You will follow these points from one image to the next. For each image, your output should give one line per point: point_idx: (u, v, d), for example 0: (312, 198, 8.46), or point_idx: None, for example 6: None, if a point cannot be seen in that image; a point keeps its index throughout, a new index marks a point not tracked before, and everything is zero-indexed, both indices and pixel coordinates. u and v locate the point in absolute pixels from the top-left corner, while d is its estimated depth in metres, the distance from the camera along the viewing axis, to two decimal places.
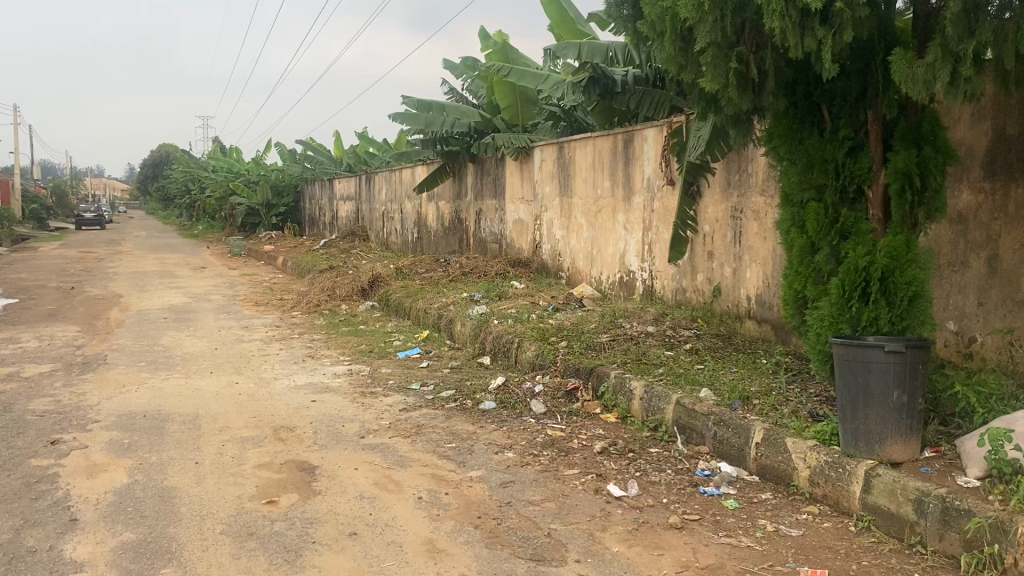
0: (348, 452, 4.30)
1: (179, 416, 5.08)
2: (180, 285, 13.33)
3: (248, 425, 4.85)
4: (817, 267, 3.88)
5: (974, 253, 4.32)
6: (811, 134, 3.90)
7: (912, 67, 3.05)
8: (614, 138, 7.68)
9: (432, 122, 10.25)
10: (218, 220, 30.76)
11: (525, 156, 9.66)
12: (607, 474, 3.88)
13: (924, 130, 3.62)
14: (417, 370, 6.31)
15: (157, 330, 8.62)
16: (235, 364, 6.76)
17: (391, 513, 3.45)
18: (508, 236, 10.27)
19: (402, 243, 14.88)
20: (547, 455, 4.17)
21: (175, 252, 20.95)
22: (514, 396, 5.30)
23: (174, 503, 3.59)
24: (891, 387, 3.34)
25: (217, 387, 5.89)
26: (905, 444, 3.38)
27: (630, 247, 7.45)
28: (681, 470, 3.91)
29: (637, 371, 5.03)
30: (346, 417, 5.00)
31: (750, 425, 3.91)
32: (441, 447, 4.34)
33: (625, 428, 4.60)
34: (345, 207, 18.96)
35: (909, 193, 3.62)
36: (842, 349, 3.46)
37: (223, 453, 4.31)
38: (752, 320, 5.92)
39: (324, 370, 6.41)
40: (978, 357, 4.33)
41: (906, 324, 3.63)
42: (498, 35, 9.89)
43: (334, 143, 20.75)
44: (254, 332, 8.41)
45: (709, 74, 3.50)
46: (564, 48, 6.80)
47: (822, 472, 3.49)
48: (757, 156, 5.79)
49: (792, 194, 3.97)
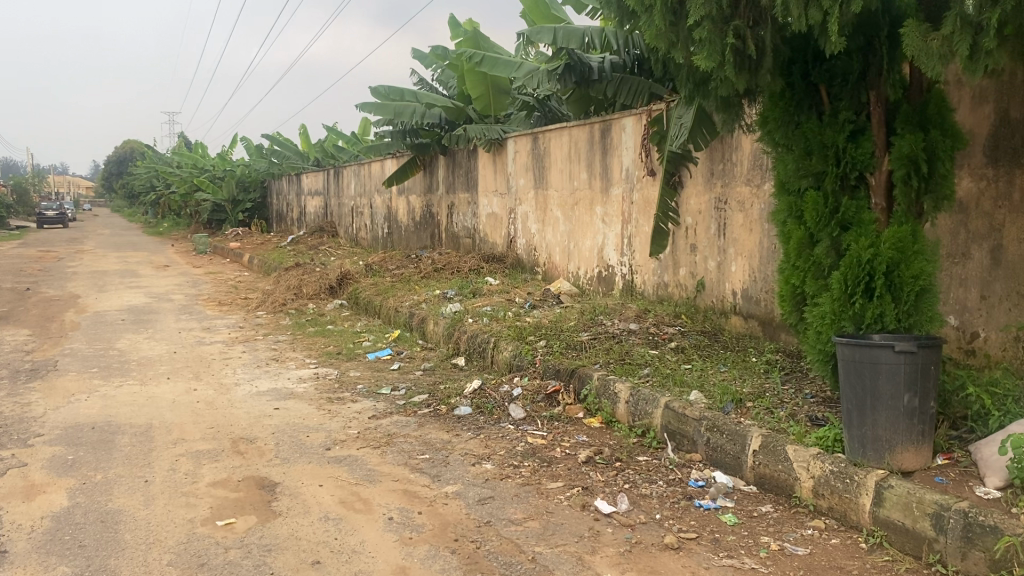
0: (313, 466, 3.97)
1: (130, 428, 4.71)
2: (142, 284, 12.84)
3: (204, 437, 4.50)
4: (816, 261, 3.61)
5: (976, 244, 4.08)
6: (808, 117, 3.63)
7: (926, 40, 2.78)
8: (590, 127, 7.40)
9: (401, 112, 9.87)
10: (183, 217, 30.13)
11: (498, 148, 9.35)
12: (594, 487, 3.58)
13: (930, 112, 3.36)
14: (389, 373, 5.99)
15: (113, 332, 8.20)
16: (194, 368, 6.38)
17: (359, 538, 3.13)
18: (481, 231, 9.96)
19: (372, 239, 14.51)
20: (529, 466, 3.87)
21: (139, 251, 20.42)
22: (491, 400, 4.99)
23: (117, 530, 3.23)
24: (901, 390, 3.07)
25: (174, 394, 5.52)
26: (917, 452, 3.12)
27: (609, 240, 7.18)
28: (673, 482, 3.62)
29: (621, 373, 4.73)
30: (311, 426, 4.66)
31: (746, 431, 3.64)
32: (413, 459, 4.02)
33: (610, 434, 4.32)
34: (313, 202, 18.54)
35: (915, 179, 3.36)
36: (848, 349, 3.19)
37: (175, 470, 3.96)
38: (738, 316, 5.66)
39: (288, 375, 6.05)
40: (981, 353, 4.10)
41: (913, 321, 3.38)
42: (469, 22, 9.55)
43: (301, 137, 20.28)
44: (216, 334, 8.00)
45: (704, 51, 3.22)
46: (538, 31, 6.43)
47: (827, 483, 3.22)
48: (742, 144, 5.52)
49: (788, 182, 3.70)
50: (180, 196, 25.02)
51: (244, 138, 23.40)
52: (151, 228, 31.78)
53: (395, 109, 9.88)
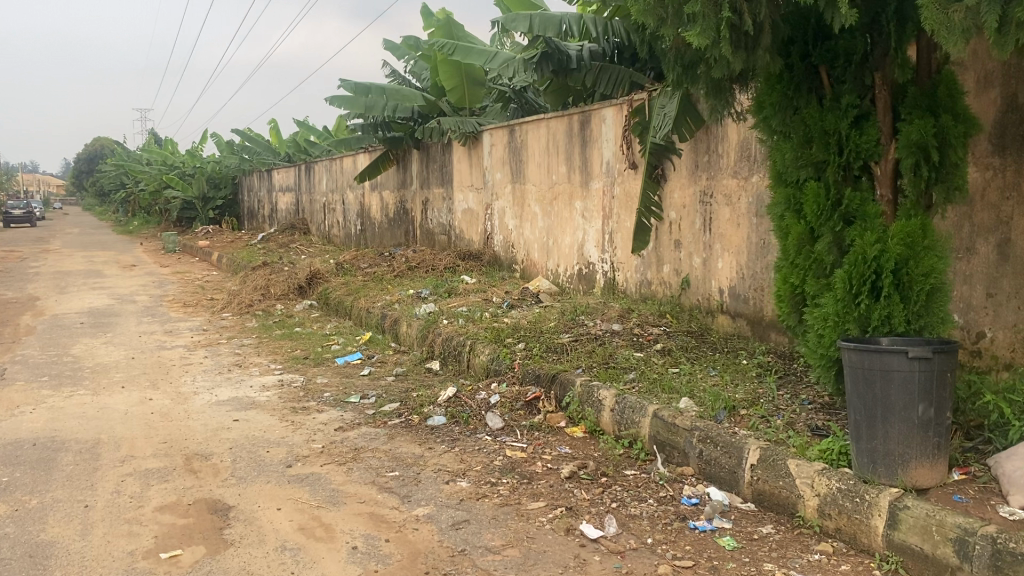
0: (271, 486, 3.64)
1: (75, 444, 4.34)
2: (105, 285, 12.38)
3: (155, 453, 4.15)
4: (817, 258, 3.33)
5: (981, 237, 3.81)
6: (808, 102, 3.33)
7: (948, 12, 2.48)
8: (568, 118, 7.10)
9: (372, 107, 9.36)
10: (153, 215, 29.61)
11: (473, 142, 9.02)
12: (579, 507, 3.28)
13: (940, 95, 3.09)
14: (358, 379, 5.64)
15: (69, 337, 7.79)
16: (152, 376, 6.01)
17: (318, 571, 2.81)
18: (457, 228, 9.63)
19: (345, 236, 14.15)
20: (507, 484, 3.56)
21: (105, 250, 19.84)
22: (466, 409, 4.67)
23: (46, 566, 2.89)
24: (915, 400, 2.80)
25: (127, 406, 5.14)
26: (932, 467, 2.86)
27: (589, 237, 6.88)
28: (663, 499, 3.33)
29: (605, 378, 4.43)
30: (273, 440, 4.32)
31: (743, 443, 3.36)
32: (382, 477, 3.69)
33: (595, 445, 4.03)
34: (284, 199, 18.11)
35: (925, 168, 3.09)
36: (856, 355, 2.90)
37: (120, 492, 3.60)
38: (725, 315, 5.38)
39: (250, 382, 5.69)
40: (988, 354, 3.85)
41: (924, 323, 3.10)
42: (441, 12, 9.19)
43: (272, 132, 19.84)
44: (178, 338, 7.62)
45: (698, 26, 2.88)
46: (514, 19, 6.08)
47: (834, 502, 2.94)
48: (729, 135, 5.24)
49: (786, 173, 3.42)
50: (148, 193, 24.42)
51: (214, 135, 22.84)
52: (119, 228, 30.99)
53: (364, 104, 9.37)
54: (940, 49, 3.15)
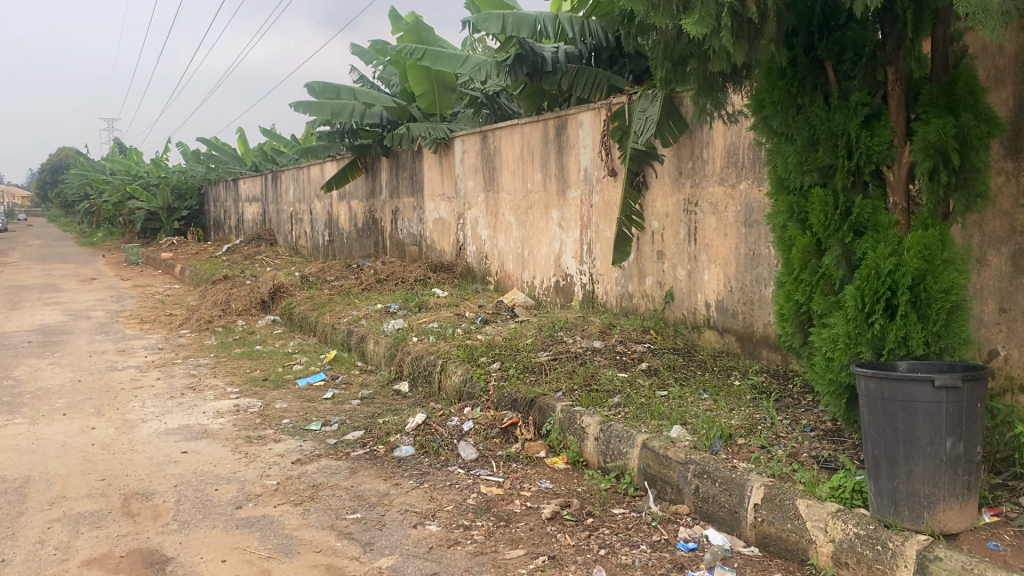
0: (216, 532, 3.24)
1: (2, 483, 3.90)
2: (60, 300, 11.82)
3: (91, 494, 3.72)
4: (826, 273, 3.01)
5: (994, 249, 3.50)
6: (812, 100, 3.02)
7: None
8: (542, 123, 6.77)
9: (338, 112, 8.89)
10: (117, 227, 28.94)
11: (444, 149, 8.66)
12: (563, 556, 2.91)
13: (958, 91, 2.79)
14: (320, 404, 5.24)
15: (13, 358, 7.29)
16: (98, 401, 5.55)
17: None
18: (428, 238, 9.25)
19: (313, 248, 13.71)
20: (482, 527, 3.19)
21: (65, 263, 19.17)
22: (437, 438, 4.29)
23: None
24: (942, 434, 2.47)
25: (65, 437, 4.69)
26: (961, 508, 2.54)
27: (567, 247, 6.54)
28: (658, 544, 2.97)
29: (588, 403, 4.08)
30: (223, 475, 3.92)
31: (745, 480, 3.02)
32: (342, 521, 3.30)
33: (578, 479, 3.67)
34: (251, 209, 17.64)
35: (944, 173, 2.77)
36: (874, 385, 2.57)
37: (44, 543, 3.18)
38: (712, 330, 5.06)
39: (204, 408, 5.26)
40: (1003, 375, 3.53)
41: (944, 345, 2.77)
42: (410, 15, 8.84)
43: (239, 140, 19.33)
44: (130, 358, 7.14)
45: (695, 14, 2.56)
46: (487, 19, 5.77)
47: (851, 550, 2.59)
48: (714, 139, 4.93)
49: (790, 179, 3.10)
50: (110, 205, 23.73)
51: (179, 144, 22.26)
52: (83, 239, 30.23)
53: (331, 109, 8.87)
54: (958, 41, 2.85)
